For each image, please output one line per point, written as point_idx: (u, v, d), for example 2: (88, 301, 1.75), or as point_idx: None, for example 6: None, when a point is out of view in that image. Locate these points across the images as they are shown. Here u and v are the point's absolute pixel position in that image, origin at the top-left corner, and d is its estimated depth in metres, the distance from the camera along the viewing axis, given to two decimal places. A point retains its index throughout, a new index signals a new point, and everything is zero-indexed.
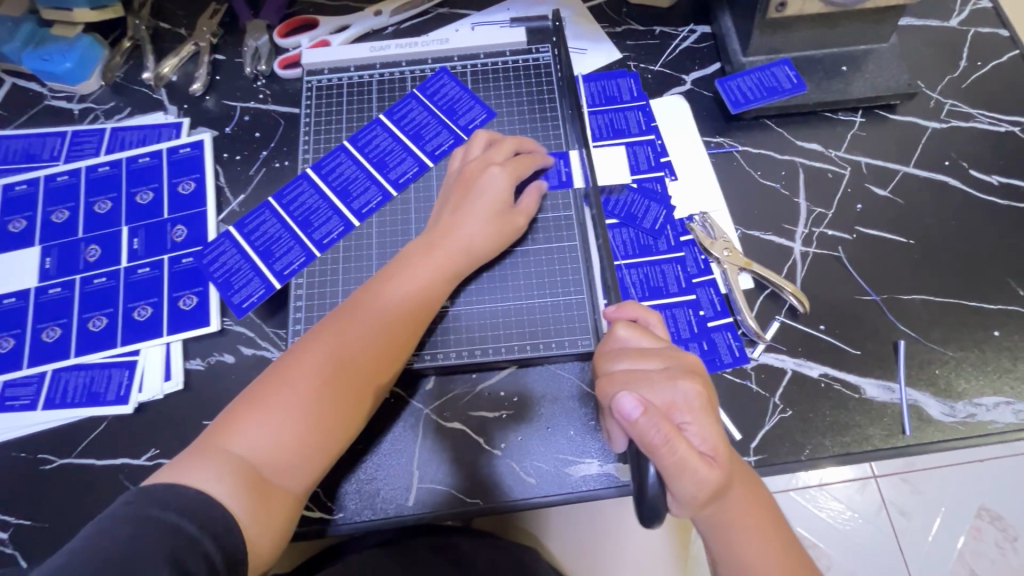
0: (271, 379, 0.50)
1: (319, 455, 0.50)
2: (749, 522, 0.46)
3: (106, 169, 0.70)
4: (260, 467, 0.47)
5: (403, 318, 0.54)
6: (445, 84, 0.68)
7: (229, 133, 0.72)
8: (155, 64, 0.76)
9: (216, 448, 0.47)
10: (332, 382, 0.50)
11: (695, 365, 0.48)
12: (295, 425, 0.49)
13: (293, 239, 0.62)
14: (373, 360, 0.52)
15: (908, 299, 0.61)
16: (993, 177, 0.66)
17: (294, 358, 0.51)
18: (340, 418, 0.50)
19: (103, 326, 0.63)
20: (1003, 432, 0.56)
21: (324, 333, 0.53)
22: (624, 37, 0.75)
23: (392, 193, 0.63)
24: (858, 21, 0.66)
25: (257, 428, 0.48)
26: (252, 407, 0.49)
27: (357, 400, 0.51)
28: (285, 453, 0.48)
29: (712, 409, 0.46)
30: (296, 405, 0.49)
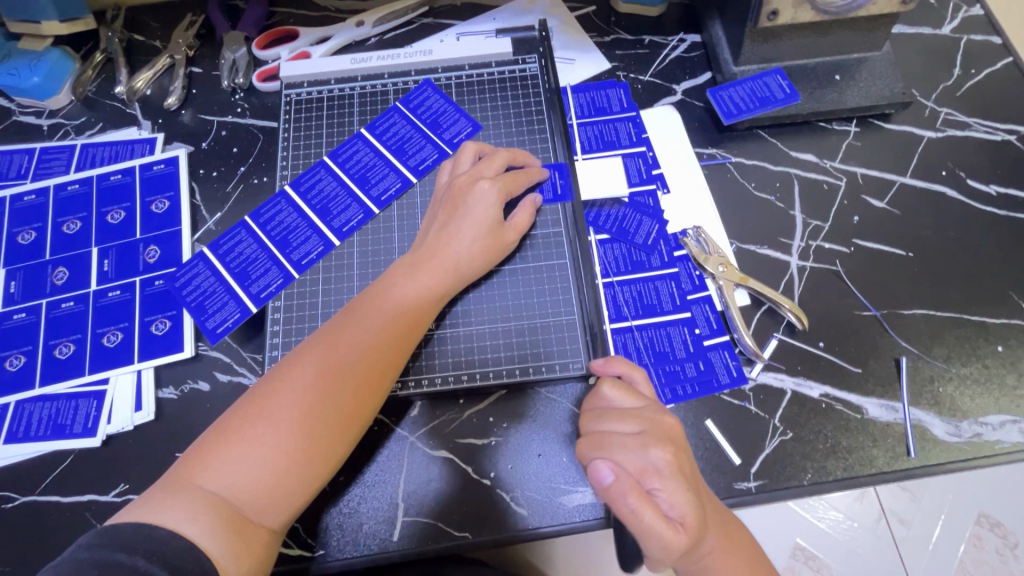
0: (248, 409, 0.47)
1: (301, 489, 0.47)
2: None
3: (76, 187, 0.67)
4: (236, 503, 0.44)
5: (391, 343, 0.52)
6: (428, 96, 0.66)
7: (206, 149, 0.70)
8: (128, 77, 0.73)
9: (189, 483, 0.44)
10: (312, 412, 0.47)
11: (673, 431, 0.46)
12: (274, 459, 0.46)
13: (271, 259, 0.60)
14: (359, 387, 0.50)
15: (909, 314, 0.59)
16: (991, 187, 0.65)
17: (274, 386, 0.48)
18: (322, 451, 0.47)
19: (70, 354, 0.60)
20: (1009, 452, 0.54)
21: (306, 359, 0.50)
22: (613, 47, 0.73)
23: (375, 209, 0.61)
24: (850, 29, 0.65)
25: (231, 462, 0.45)
26: (229, 438, 0.46)
27: (342, 432, 0.49)
28: (263, 488, 0.45)
29: (687, 471, 0.44)
30: (276, 438, 0.46)
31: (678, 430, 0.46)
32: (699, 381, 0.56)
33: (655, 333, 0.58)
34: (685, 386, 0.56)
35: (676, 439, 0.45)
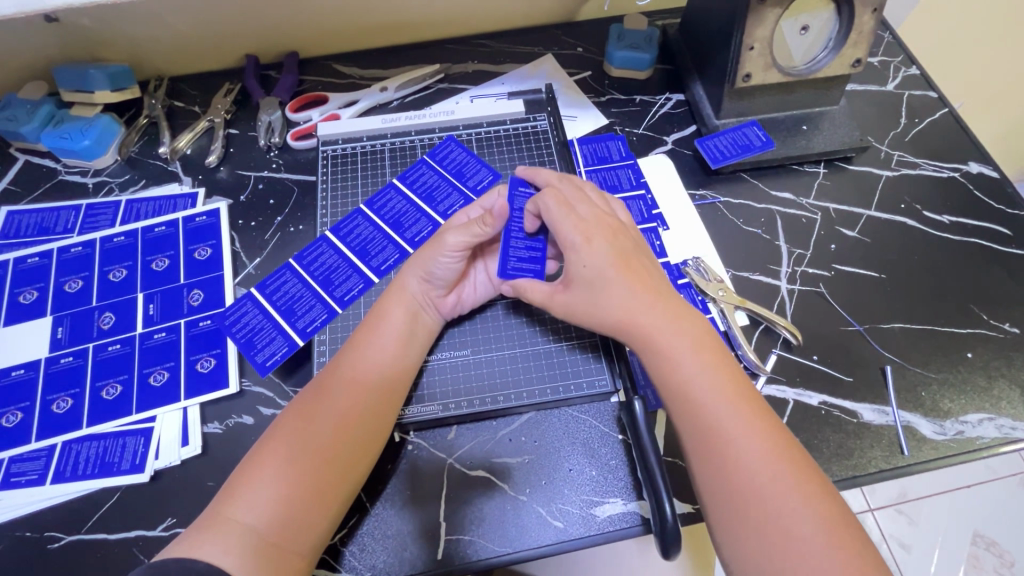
0: (268, 442, 0.51)
1: (315, 505, 0.49)
2: (738, 428, 0.48)
3: (121, 239, 0.72)
4: (265, 531, 0.47)
5: (374, 366, 0.56)
6: (453, 150, 0.74)
7: (244, 201, 0.76)
8: (171, 139, 0.80)
9: (224, 518, 0.46)
10: (314, 429, 0.52)
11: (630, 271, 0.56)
12: (289, 485, 0.49)
13: (314, 297, 0.65)
14: (347, 407, 0.54)
15: (887, 327, 0.67)
16: (944, 217, 0.75)
17: (277, 428, 0.52)
18: (328, 465, 0.51)
19: (117, 394, 0.62)
20: (990, 446, 0.60)
21: (301, 401, 0.54)
22: (609, 105, 0.84)
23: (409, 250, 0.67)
24: (810, 88, 0.76)
25: (256, 494, 0.48)
26: (248, 474, 0.49)
27: (346, 449, 0.52)
28: (285, 513, 0.48)
29: (651, 299, 0.54)
30: (284, 466, 0.49)
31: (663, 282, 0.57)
32: None
33: None
34: None
35: (648, 278, 0.56)
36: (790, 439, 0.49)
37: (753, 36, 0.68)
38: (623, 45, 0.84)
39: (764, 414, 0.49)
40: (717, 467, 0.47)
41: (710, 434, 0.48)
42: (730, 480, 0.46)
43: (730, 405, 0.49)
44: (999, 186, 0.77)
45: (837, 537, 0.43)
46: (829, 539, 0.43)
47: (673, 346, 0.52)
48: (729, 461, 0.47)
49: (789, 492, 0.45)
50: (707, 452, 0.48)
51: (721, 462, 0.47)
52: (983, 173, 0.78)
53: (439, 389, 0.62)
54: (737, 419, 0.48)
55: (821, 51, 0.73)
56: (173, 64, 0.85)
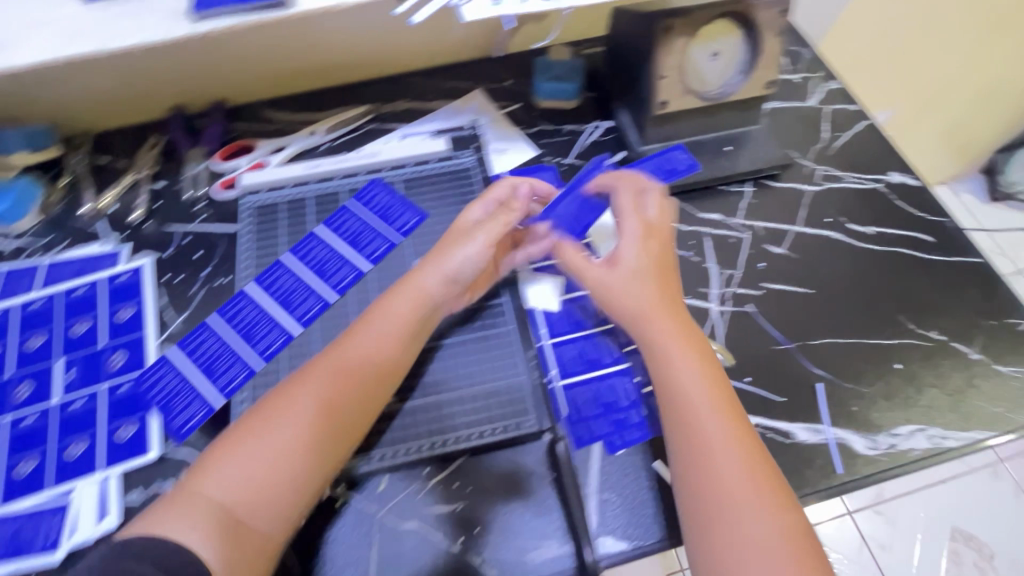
0: (261, 415, 0.52)
1: (292, 489, 0.50)
2: (717, 445, 0.50)
3: (41, 304, 0.70)
4: (233, 506, 0.47)
5: (372, 360, 0.57)
6: (377, 193, 0.74)
7: (170, 256, 0.75)
8: (94, 197, 0.79)
9: (196, 491, 0.48)
10: (315, 416, 0.52)
11: (661, 275, 0.61)
12: (265, 469, 0.49)
13: (233, 354, 0.63)
14: (338, 398, 0.54)
15: (817, 343, 0.67)
16: (869, 228, 0.76)
17: (265, 411, 0.52)
18: (318, 450, 0.52)
19: (32, 469, 0.60)
20: (922, 458, 0.60)
21: (296, 382, 0.54)
22: (538, 136, 0.84)
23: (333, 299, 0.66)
24: (730, 110, 0.77)
25: (232, 471, 0.49)
26: (227, 454, 0.50)
27: (334, 435, 0.53)
28: (258, 492, 0.48)
29: (668, 308, 0.59)
30: (269, 453, 0.50)
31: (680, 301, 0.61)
32: (643, 425, 0.61)
33: (600, 385, 0.64)
34: (632, 433, 0.61)
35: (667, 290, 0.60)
36: (768, 461, 0.51)
37: (663, 65, 0.70)
38: (549, 77, 0.85)
39: (747, 432, 0.52)
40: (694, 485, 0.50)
41: (694, 445, 0.51)
42: (709, 469, 0.49)
43: (712, 419, 0.52)
44: (920, 195, 0.78)
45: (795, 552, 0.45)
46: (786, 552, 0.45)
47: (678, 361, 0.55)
48: (708, 474, 0.49)
49: (756, 511, 0.47)
50: (688, 448, 0.51)
51: (698, 475, 0.50)
52: (904, 182, 0.80)
53: (369, 438, 0.61)
54: (720, 431, 0.51)
55: (735, 75, 0.74)
56: (98, 121, 0.84)
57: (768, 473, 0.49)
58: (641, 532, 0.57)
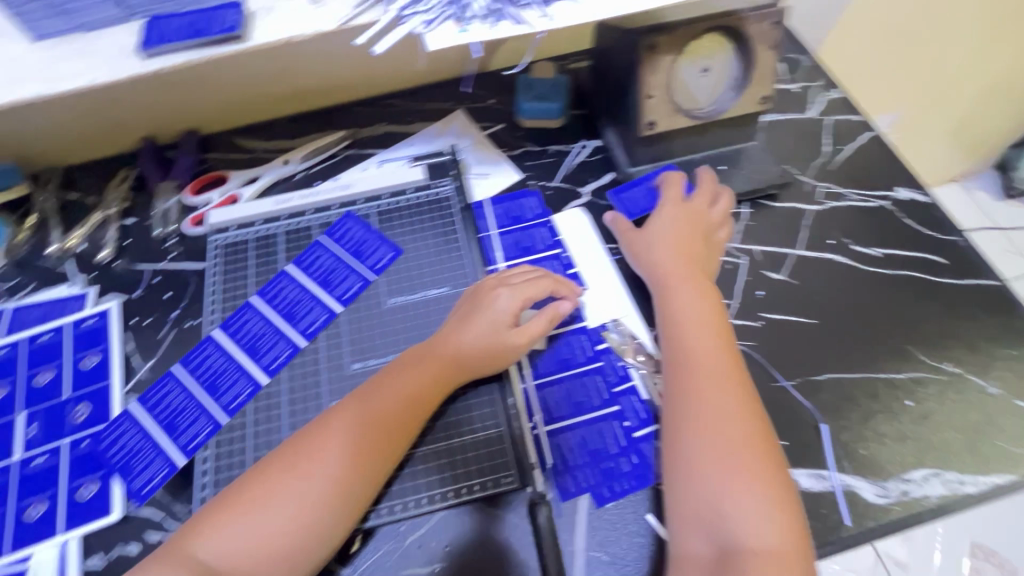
0: (277, 462, 0.51)
1: (289, 561, 0.48)
2: (736, 448, 0.51)
3: (3, 352, 0.67)
4: (219, 570, 0.47)
5: (398, 414, 0.55)
6: (350, 228, 0.70)
7: (139, 297, 0.72)
8: (62, 236, 0.76)
9: (186, 550, 0.47)
10: (329, 485, 0.50)
11: (694, 255, 0.65)
12: (292, 515, 0.49)
13: (197, 408, 0.60)
14: (371, 449, 0.53)
15: (821, 379, 0.63)
16: (874, 250, 0.71)
17: (291, 448, 0.52)
18: (326, 522, 0.49)
19: None
20: (938, 507, 0.56)
21: (327, 424, 0.53)
22: (522, 159, 0.80)
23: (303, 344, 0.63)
24: (723, 127, 0.73)
25: (230, 531, 0.48)
26: (256, 496, 0.49)
27: (348, 502, 0.51)
28: (252, 559, 0.47)
29: (691, 287, 0.62)
30: (292, 493, 0.49)
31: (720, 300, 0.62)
32: (634, 476, 0.57)
33: (587, 431, 0.60)
34: (622, 483, 0.57)
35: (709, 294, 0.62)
36: (777, 462, 0.52)
37: (650, 84, 0.66)
38: (531, 97, 0.81)
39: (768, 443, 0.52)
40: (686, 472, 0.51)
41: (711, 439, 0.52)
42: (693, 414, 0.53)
43: (739, 423, 0.52)
44: (929, 212, 0.73)
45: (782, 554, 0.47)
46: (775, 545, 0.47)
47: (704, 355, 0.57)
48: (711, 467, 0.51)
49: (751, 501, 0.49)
50: (677, 388, 0.56)
51: (703, 464, 0.51)
52: (912, 199, 0.75)
53: None
54: (739, 434, 0.52)
55: (726, 92, 0.70)
56: (67, 155, 0.81)
57: (776, 482, 0.50)
58: None
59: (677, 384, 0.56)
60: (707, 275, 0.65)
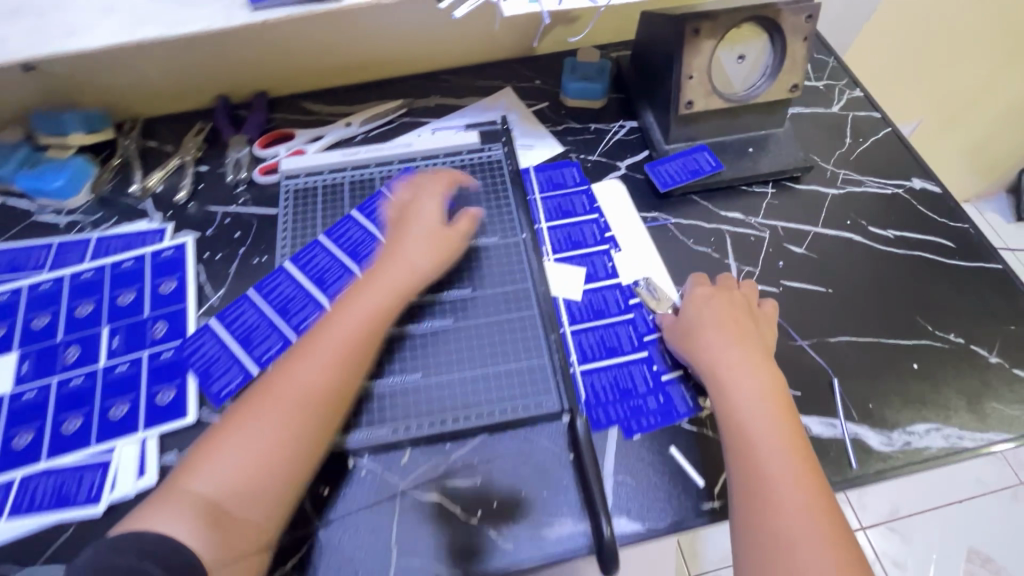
0: (248, 404, 0.54)
1: (276, 477, 0.52)
2: (792, 487, 0.50)
3: (90, 275, 0.75)
4: (218, 498, 0.49)
5: (355, 333, 0.59)
6: (407, 180, 0.76)
7: (211, 235, 0.79)
8: (142, 177, 0.84)
9: (180, 488, 0.50)
10: (303, 403, 0.54)
11: (748, 334, 0.63)
12: (269, 436, 0.52)
13: (269, 328, 0.67)
14: (337, 360, 0.57)
15: (834, 341, 0.68)
16: (888, 231, 0.77)
17: (257, 393, 0.55)
18: (301, 436, 0.54)
19: (77, 427, 0.63)
20: (938, 456, 0.61)
21: (294, 357, 0.57)
22: (565, 134, 0.87)
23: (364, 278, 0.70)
24: (753, 113, 0.79)
25: (218, 464, 0.51)
26: (233, 428, 0.53)
27: (321, 410, 0.55)
28: (244, 481, 0.50)
29: (750, 366, 0.59)
30: (267, 422, 0.53)
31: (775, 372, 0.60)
32: (660, 413, 0.63)
33: (619, 372, 0.66)
34: (649, 418, 0.63)
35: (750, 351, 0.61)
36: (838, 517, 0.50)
37: (691, 66, 0.72)
38: (577, 77, 0.88)
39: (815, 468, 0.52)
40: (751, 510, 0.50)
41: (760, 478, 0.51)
42: (764, 498, 0.50)
43: (791, 459, 0.52)
44: (941, 201, 0.79)
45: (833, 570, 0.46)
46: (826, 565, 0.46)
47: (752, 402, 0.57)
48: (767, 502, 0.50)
49: (801, 520, 0.49)
50: (743, 472, 0.53)
51: (759, 501, 0.50)
52: (926, 189, 0.81)
53: (391, 412, 0.62)
54: (793, 466, 0.52)
55: (759, 78, 0.76)
56: (148, 108, 0.89)
57: (839, 531, 0.48)
58: (656, 513, 0.58)
59: (746, 475, 0.52)
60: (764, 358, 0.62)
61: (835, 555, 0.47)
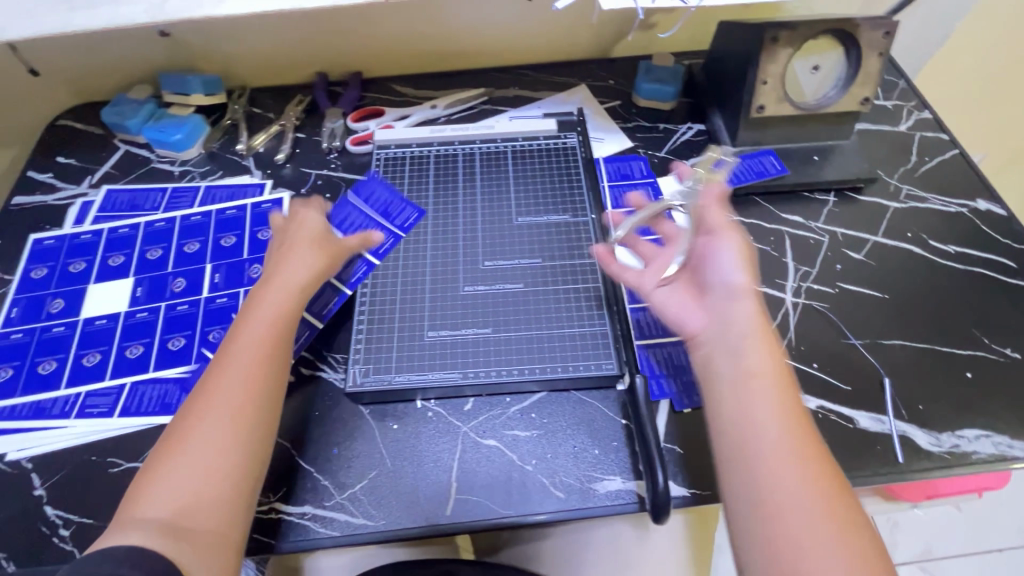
0: (172, 437, 0.53)
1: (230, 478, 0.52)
2: (776, 457, 0.48)
3: (197, 218, 0.83)
4: (175, 516, 0.48)
5: (259, 335, 0.59)
6: (375, 190, 0.82)
7: (304, 193, 0.86)
8: (248, 138, 0.92)
9: (132, 519, 0.48)
10: (229, 406, 0.54)
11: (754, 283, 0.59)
12: (211, 446, 0.52)
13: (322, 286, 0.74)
14: (249, 365, 0.57)
15: (887, 343, 0.70)
16: (950, 247, 0.78)
17: (179, 423, 0.54)
18: (242, 434, 0.54)
19: (181, 346, 0.71)
20: (986, 461, 0.62)
21: (205, 379, 0.57)
22: (634, 130, 0.92)
23: (399, 236, 0.78)
24: (822, 122, 0.82)
25: (163, 488, 0.50)
26: (162, 463, 0.51)
27: (254, 406, 0.55)
28: (196, 494, 0.50)
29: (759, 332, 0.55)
30: (199, 437, 0.52)
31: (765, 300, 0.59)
32: None
33: (674, 349, 0.69)
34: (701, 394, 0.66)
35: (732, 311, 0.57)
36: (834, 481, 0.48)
37: (766, 72, 0.76)
38: (651, 79, 0.93)
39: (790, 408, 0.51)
40: (743, 491, 0.48)
41: (741, 455, 0.49)
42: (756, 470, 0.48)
43: (773, 419, 0.50)
44: (1006, 223, 0.80)
45: (838, 527, 0.45)
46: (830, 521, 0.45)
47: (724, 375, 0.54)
48: (756, 480, 0.48)
49: (795, 484, 0.47)
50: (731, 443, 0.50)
51: (751, 484, 0.48)
52: (991, 210, 0.82)
53: (461, 359, 0.68)
54: (776, 445, 0.49)
55: (830, 89, 0.80)
56: (257, 78, 0.99)
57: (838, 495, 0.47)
58: (701, 480, 0.61)
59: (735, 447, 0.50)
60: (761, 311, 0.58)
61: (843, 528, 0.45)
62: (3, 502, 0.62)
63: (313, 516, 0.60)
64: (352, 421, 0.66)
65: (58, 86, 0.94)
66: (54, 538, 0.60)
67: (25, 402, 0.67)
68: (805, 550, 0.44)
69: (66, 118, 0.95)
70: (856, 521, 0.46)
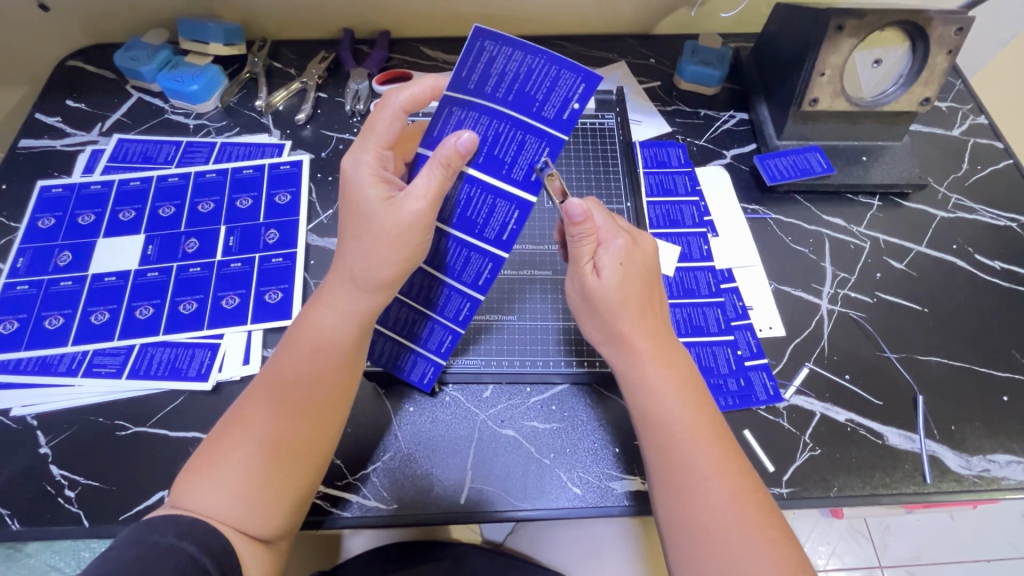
0: (223, 433, 0.50)
1: (281, 483, 0.49)
2: (708, 472, 0.49)
3: (213, 175, 0.79)
4: (223, 517, 0.47)
5: (326, 338, 0.53)
6: (490, 52, 0.49)
7: (324, 157, 0.82)
8: (267, 94, 0.87)
9: (184, 509, 0.47)
10: (283, 413, 0.51)
11: (636, 300, 0.55)
12: (260, 449, 0.49)
13: (432, 279, 0.61)
14: (312, 369, 0.52)
15: (924, 359, 0.68)
16: (996, 263, 0.75)
17: (232, 418, 0.51)
18: (299, 440, 0.51)
19: (193, 310, 0.69)
20: (1015, 488, 0.60)
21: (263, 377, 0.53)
22: (673, 115, 0.87)
23: (560, 135, 0.52)
24: (876, 121, 0.78)
25: (211, 485, 0.48)
26: (208, 464, 0.49)
27: (313, 416, 0.52)
28: (242, 496, 0.48)
29: (661, 356, 0.54)
30: (248, 441, 0.49)
31: (656, 300, 0.57)
32: (739, 395, 0.64)
33: (703, 350, 0.67)
34: (727, 398, 0.64)
35: (649, 315, 0.56)
36: (762, 502, 0.48)
37: (826, 63, 0.71)
38: (696, 61, 0.87)
39: (708, 415, 0.53)
40: (675, 508, 0.49)
41: (678, 470, 0.50)
42: (688, 497, 0.48)
43: (691, 427, 0.51)
44: None
45: (769, 537, 0.46)
46: (755, 531, 0.46)
47: (651, 384, 0.53)
48: (695, 493, 0.48)
49: (724, 491, 0.48)
50: (670, 470, 0.50)
51: (679, 500, 0.49)
52: None
53: (486, 347, 0.67)
54: (706, 465, 0.49)
55: (890, 86, 0.76)
56: (280, 31, 0.93)
57: (767, 513, 0.48)
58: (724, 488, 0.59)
59: (669, 475, 0.50)
60: (664, 329, 0.56)
61: (778, 550, 0.46)
62: (8, 459, 0.60)
63: (326, 495, 0.59)
64: (368, 400, 0.64)
65: (68, 23, 0.89)
66: (60, 498, 0.58)
67: (30, 356, 0.65)
68: (738, 568, 0.45)
69: (76, 60, 0.91)
70: (783, 530, 0.47)
